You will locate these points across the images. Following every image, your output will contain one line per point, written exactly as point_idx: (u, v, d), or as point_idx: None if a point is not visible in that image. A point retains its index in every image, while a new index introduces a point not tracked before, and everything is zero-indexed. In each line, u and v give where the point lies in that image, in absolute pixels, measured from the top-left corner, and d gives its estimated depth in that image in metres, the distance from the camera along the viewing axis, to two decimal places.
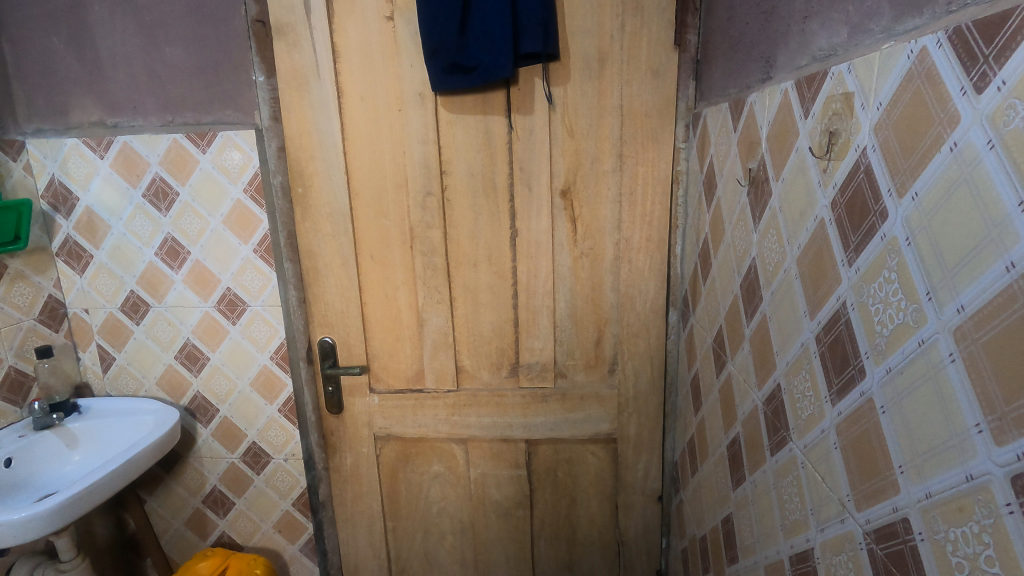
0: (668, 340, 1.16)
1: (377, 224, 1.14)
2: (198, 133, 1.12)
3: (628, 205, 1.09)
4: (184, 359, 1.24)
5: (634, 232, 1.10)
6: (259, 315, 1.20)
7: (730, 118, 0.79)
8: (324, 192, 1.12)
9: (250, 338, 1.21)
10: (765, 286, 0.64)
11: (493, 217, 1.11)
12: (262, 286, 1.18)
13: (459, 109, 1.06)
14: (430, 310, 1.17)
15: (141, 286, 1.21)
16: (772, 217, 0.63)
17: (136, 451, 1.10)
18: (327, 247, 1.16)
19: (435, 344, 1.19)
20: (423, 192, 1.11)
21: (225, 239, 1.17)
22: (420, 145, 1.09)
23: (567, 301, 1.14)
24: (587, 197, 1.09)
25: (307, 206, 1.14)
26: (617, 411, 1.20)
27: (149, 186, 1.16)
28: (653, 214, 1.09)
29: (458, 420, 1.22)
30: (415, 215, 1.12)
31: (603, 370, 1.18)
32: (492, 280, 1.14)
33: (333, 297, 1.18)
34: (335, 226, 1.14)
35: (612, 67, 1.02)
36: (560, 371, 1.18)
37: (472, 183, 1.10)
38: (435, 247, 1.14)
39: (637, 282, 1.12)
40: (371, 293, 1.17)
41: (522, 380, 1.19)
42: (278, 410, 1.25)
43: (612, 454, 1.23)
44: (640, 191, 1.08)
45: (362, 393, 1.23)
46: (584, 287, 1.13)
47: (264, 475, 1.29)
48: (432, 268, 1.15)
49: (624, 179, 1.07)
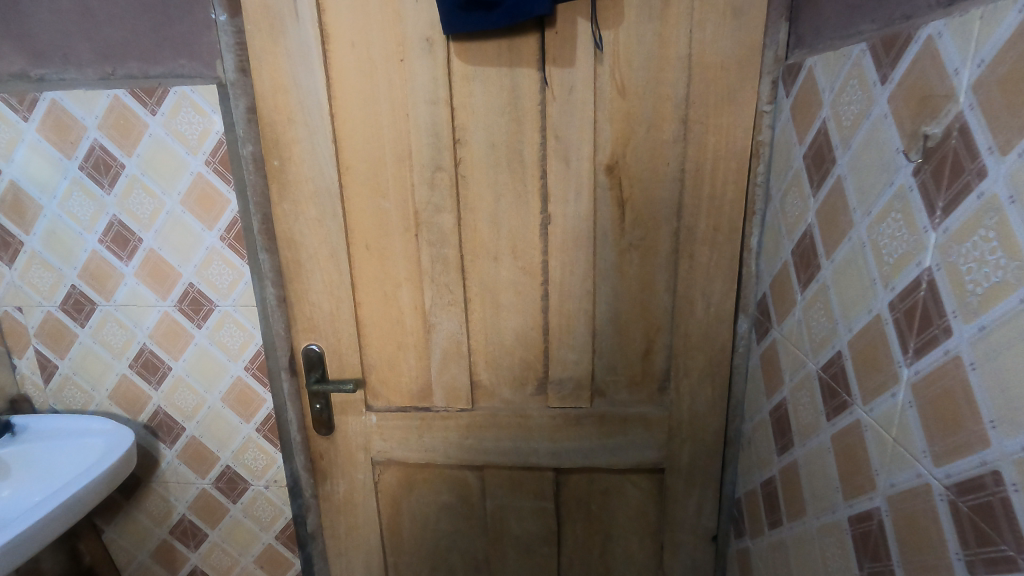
0: (735, 353, 0.92)
1: (374, 207, 0.91)
2: (146, 89, 0.89)
3: (692, 183, 0.85)
4: (141, 368, 1.03)
5: (699, 218, 0.86)
6: (230, 317, 0.98)
7: (869, 65, 0.56)
8: (306, 166, 0.90)
9: (219, 345, 1.00)
10: (962, 319, 0.44)
11: (519, 199, 0.88)
12: (233, 283, 0.96)
13: (477, 60, 0.83)
14: (439, 314, 0.95)
15: (84, 281, 0.99)
16: (984, 210, 0.41)
17: (85, 482, 0.90)
18: (311, 234, 0.93)
19: (445, 353, 0.98)
20: (431, 167, 0.88)
21: (185, 224, 0.94)
22: (428, 106, 0.85)
23: (608, 305, 0.92)
24: (639, 174, 0.86)
25: (286, 182, 0.91)
26: (666, 437, 0.97)
27: (87, 157, 0.92)
28: (723, 196, 0.85)
29: (472, 443, 1.01)
30: (422, 196, 0.90)
31: (651, 388, 0.95)
32: (517, 277, 0.92)
33: (320, 296, 0.96)
34: (321, 208, 0.92)
35: (679, 2, 0.78)
36: (598, 388, 0.96)
37: (494, 157, 0.87)
38: (446, 235, 0.91)
39: (699, 282, 0.89)
40: (366, 292, 0.96)
41: (551, 399, 0.98)
42: (256, 430, 1.04)
43: (658, 487, 1.01)
44: (709, 167, 0.84)
45: (356, 411, 1.02)
46: (632, 286, 0.90)
47: (241, 504, 1.09)
48: (442, 262, 0.93)
49: (688, 151, 0.83)
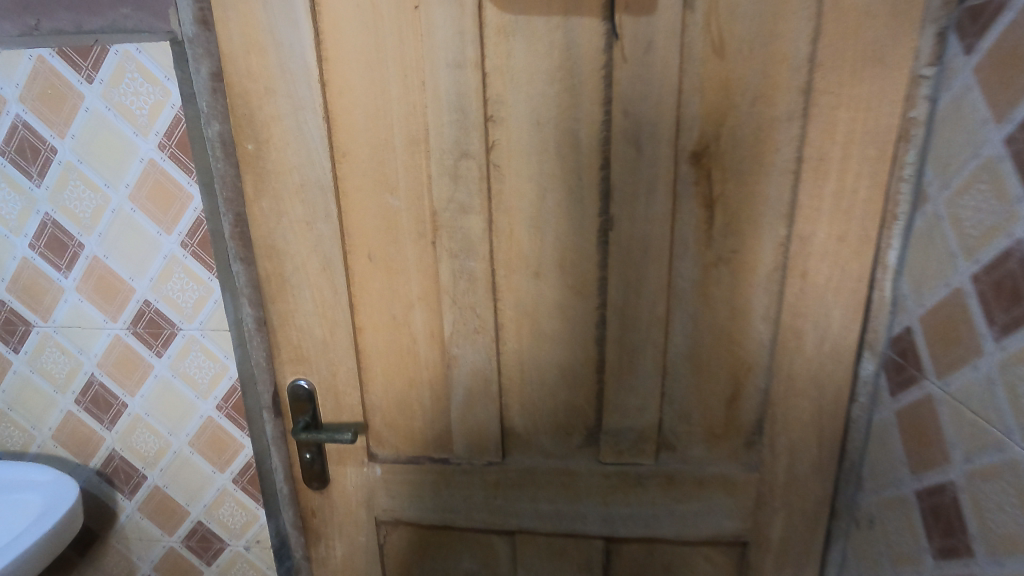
0: (854, 406, 0.69)
1: (378, 205, 0.70)
2: (80, 49, 0.67)
3: (810, 177, 0.62)
4: (90, 404, 0.83)
5: (817, 226, 0.63)
6: (197, 344, 0.78)
7: None
8: (289, 152, 0.68)
9: (185, 378, 0.79)
10: None
11: (572, 197, 0.66)
12: (199, 301, 0.76)
13: (519, 6, 0.61)
14: (462, 344, 0.74)
15: (15, 296, 0.78)
16: None
17: (55, 519, 0.75)
18: (298, 241, 0.72)
19: (470, 393, 0.76)
20: (455, 153, 0.66)
21: (136, 225, 0.73)
22: (452, 71, 0.63)
23: (684, 335, 0.70)
24: (736, 165, 0.63)
25: (263, 173, 0.69)
26: (753, 505, 0.75)
27: (9, 138, 0.71)
28: (853, 196, 0.62)
29: (502, 505, 0.80)
30: (442, 192, 0.68)
31: (736, 443, 0.74)
32: (565, 299, 0.70)
33: (311, 319, 0.75)
34: (309, 207, 0.70)
35: None
36: (666, 440, 0.75)
37: (540, 140, 0.65)
38: (473, 243, 0.69)
39: (811, 311, 0.66)
40: (370, 314, 0.75)
41: (604, 454, 0.76)
42: (233, 481, 0.84)
43: (738, 563, 0.79)
44: (837, 155, 0.61)
45: (356, 461, 0.81)
46: (718, 313, 0.69)
47: (218, 567, 0.89)
48: (467, 278, 0.71)
49: (807, 133, 0.61)
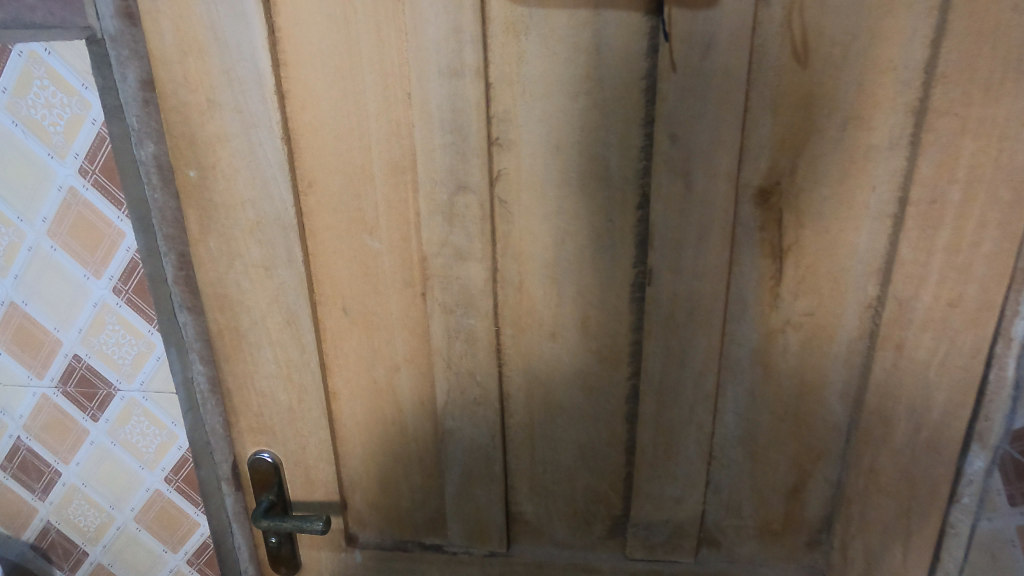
0: (954, 513, 0.54)
1: (355, 247, 0.56)
2: None
3: (917, 225, 0.47)
4: (18, 472, 0.69)
5: (922, 287, 0.48)
6: (140, 407, 0.65)
7: None
8: (240, 180, 0.54)
9: (127, 446, 0.67)
10: None
11: (600, 242, 0.52)
12: (139, 357, 0.62)
13: None
14: (459, 415, 0.60)
15: None
16: None
17: None
18: (255, 289, 0.58)
19: (469, 472, 0.62)
20: (451, 185, 0.52)
21: (57, 267, 0.59)
22: (447, 80, 0.49)
23: (736, 413, 0.56)
24: (815, 206, 0.48)
25: (208, 207, 0.55)
26: None
27: None
28: (975, 250, 0.47)
29: None
30: (434, 234, 0.54)
31: (796, 541, 0.60)
32: (588, 365, 0.56)
33: (274, 382, 0.61)
34: (268, 249, 0.56)
35: None
36: (709, 535, 0.61)
37: (558, 170, 0.50)
38: (473, 297, 0.55)
39: (906, 392, 0.51)
40: (346, 376, 0.61)
41: (633, 549, 0.62)
42: (188, 561, 0.72)
43: None
44: (956, 197, 0.46)
45: (333, 545, 0.68)
46: (783, 388, 0.54)
47: None
48: (465, 339, 0.57)
49: (916, 167, 0.46)
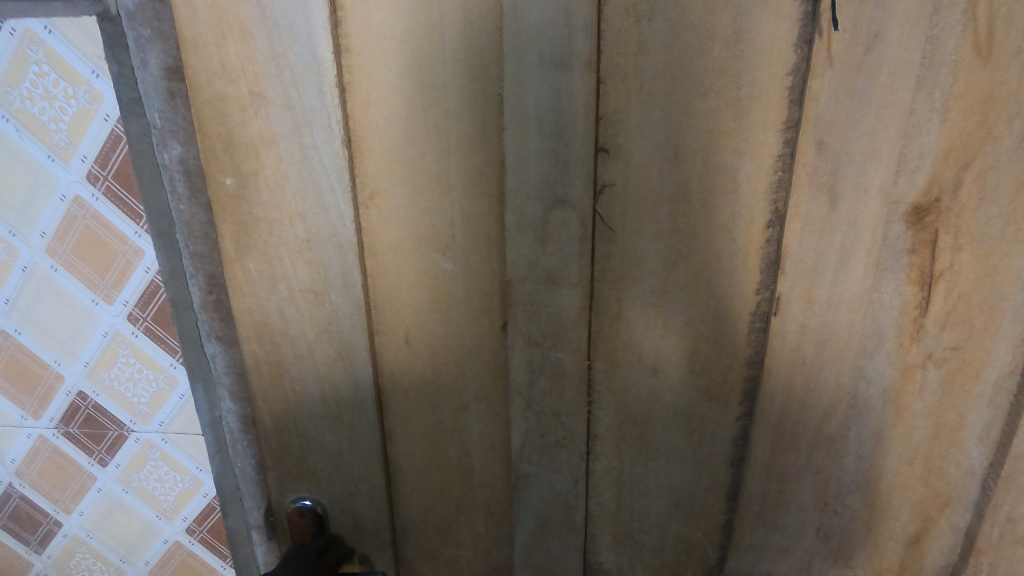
0: None
1: (424, 270, 0.47)
2: None
3: None
4: (8, 523, 0.59)
5: None
6: (158, 450, 0.56)
7: None
8: (288, 189, 0.45)
9: (141, 493, 0.58)
10: None
11: (720, 266, 0.44)
12: (157, 395, 0.54)
13: None
14: (537, 457, 0.52)
15: None
16: None
17: None
18: (302, 317, 0.49)
19: (544, 519, 0.55)
20: (546, 198, 0.44)
21: (59, 291, 0.50)
22: (551, 74, 0.41)
23: (858, 456, 0.49)
24: (977, 226, 0.42)
25: (248, 221, 0.46)
26: None
27: None
28: None
29: None
30: (522, 254, 0.46)
31: None
32: (693, 405, 0.49)
33: (320, 422, 0.53)
34: (320, 271, 0.47)
35: None
36: None
37: (677, 181, 0.42)
38: (563, 326, 0.47)
39: None
40: (405, 417, 0.52)
41: None
42: None
43: None
44: None
45: None
46: (916, 430, 0.48)
47: None
48: (552, 373, 0.49)
49: None
